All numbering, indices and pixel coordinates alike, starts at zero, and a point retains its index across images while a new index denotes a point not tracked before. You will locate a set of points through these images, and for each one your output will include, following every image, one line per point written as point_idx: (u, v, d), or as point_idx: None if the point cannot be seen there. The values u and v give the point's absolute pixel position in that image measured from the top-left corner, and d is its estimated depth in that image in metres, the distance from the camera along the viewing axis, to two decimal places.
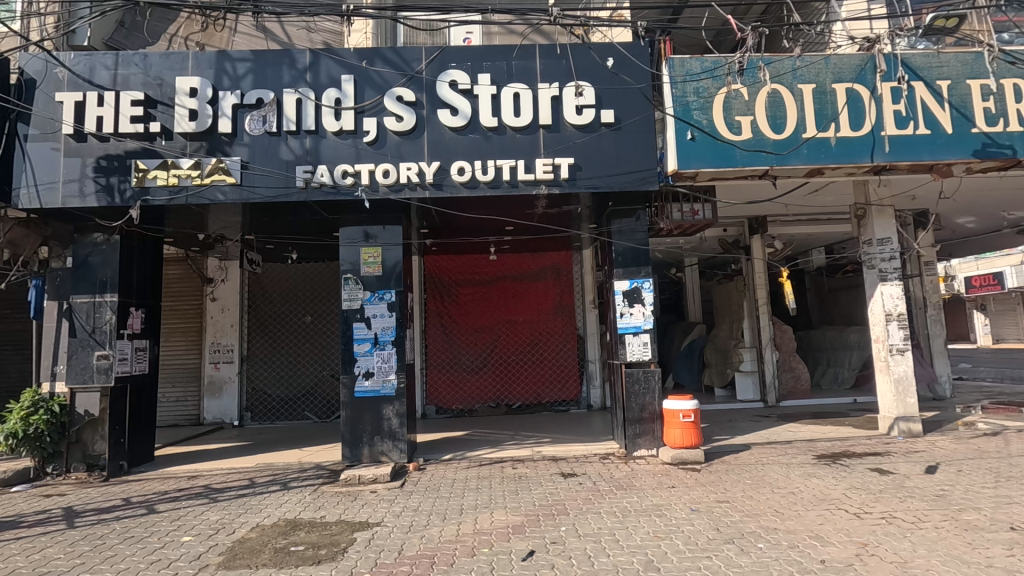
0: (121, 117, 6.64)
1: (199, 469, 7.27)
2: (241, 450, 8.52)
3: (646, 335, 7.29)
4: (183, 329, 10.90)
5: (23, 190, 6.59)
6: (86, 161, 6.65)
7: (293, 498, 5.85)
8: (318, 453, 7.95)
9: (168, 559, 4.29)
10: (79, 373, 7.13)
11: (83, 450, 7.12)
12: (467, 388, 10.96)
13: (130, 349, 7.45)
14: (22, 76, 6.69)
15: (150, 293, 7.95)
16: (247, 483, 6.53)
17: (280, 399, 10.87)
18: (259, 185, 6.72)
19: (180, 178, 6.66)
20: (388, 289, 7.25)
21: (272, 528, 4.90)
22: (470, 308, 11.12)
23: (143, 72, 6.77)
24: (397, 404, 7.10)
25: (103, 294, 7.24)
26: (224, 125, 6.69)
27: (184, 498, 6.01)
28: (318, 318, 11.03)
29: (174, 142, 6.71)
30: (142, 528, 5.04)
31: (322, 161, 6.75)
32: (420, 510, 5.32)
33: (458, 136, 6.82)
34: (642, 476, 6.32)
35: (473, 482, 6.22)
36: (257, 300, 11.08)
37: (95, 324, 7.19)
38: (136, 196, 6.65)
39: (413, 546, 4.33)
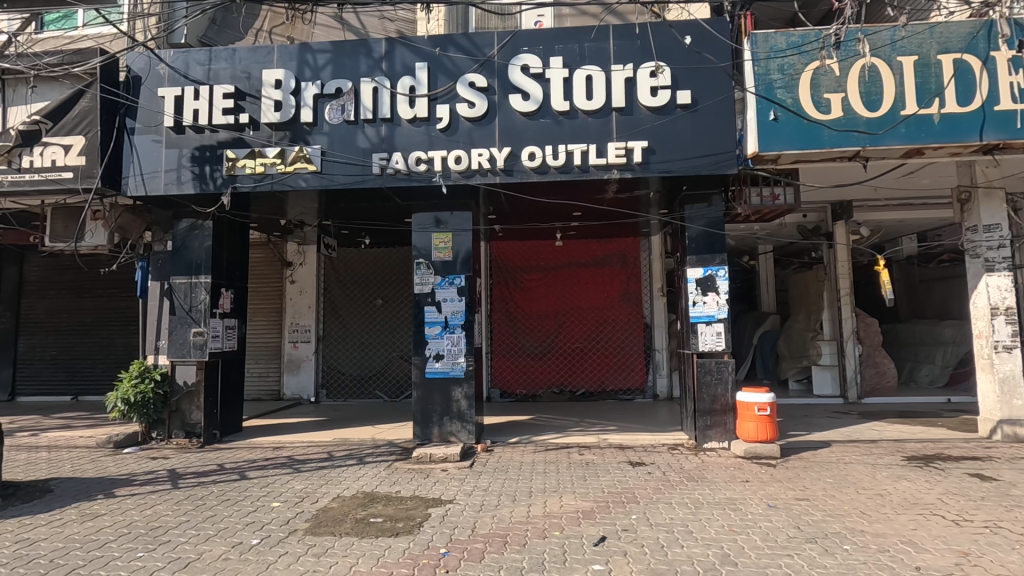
0: (214, 110, 7.08)
1: (282, 441, 7.76)
2: (319, 425, 9.00)
3: (720, 324, 7.04)
4: (266, 310, 11.60)
5: (130, 179, 7.18)
6: (184, 151, 7.14)
7: (369, 473, 6.14)
8: (390, 431, 8.29)
9: (260, 522, 4.62)
10: (179, 348, 7.75)
11: (181, 418, 7.73)
12: (531, 374, 11.04)
13: (221, 327, 8.01)
14: (130, 74, 7.27)
15: (239, 275, 8.50)
16: (326, 456, 6.91)
17: (354, 377, 11.38)
18: (337, 172, 6.99)
19: (266, 166, 7.03)
20: (458, 274, 7.37)
21: (351, 500, 5.16)
22: (535, 295, 11.15)
23: (232, 66, 7.17)
24: (466, 386, 7.25)
25: (198, 276, 7.80)
26: (306, 115, 6.99)
27: (271, 467, 6.45)
28: (389, 301, 11.43)
29: (261, 132, 7.08)
30: (236, 493, 5.46)
31: (397, 148, 6.93)
32: (490, 490, 5.45)
33: (529, 121, 6.80)
34: (714, 468, 6.16)
35: (540, 466, 6.29)
36: (332, 284, 11.58)
37: (192, 303, 7.77)
38: (226, 183, 7.08)
39: (485, 525, 4.44)
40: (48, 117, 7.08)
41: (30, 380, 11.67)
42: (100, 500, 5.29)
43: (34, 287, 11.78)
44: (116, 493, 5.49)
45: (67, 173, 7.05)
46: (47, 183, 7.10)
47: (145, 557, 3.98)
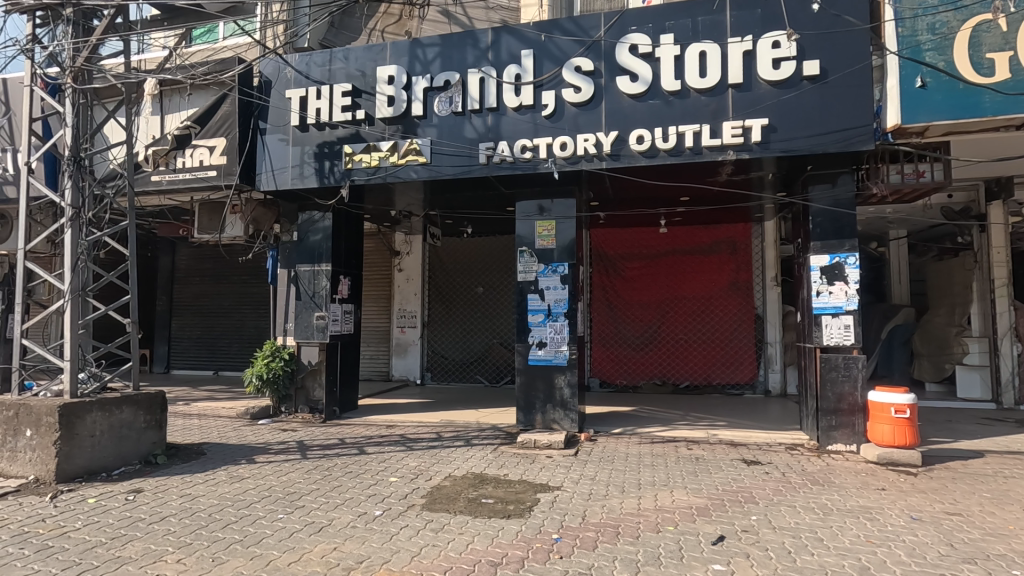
0: (334, 107, 7.54)
1: (394, 420, 8.21)
2: (426, 406, 9.43)
3: (848, 317, 6.42)
4: (376, 296, 12.29)
5: (263, 175, 7.86)
6: (308, 148, 7.69)
7: (476, 454, 6.32)
8: (493, 416, 8.49)
9: (381, 495, 4.92)
10: (304, 330, 8.44)
11: (306, 395, 8.45)
12: (632, 364, 10.78)
13: (340, 311, 8.59)
14: (262, 78, 7.94)
15: (355, 263, 9.08)
16: (435, 436, 7.22)
17: (456, 362, 11.77)
18: (446, 163, 7.19)
19: (380, 159, 7.40)
20: (561, 262, 7.33)
21: (463, 480, 5.34)
22: (636, 284, 10.85)
23: (349, 65, 7.57)
24: (570, 374, 7.21)
25: (320, 264, 8.42)
26: (417, 108, 7.26)
27: (386, 443, 6.86)
28: (489, 289, 11.69)
29: (375, 127, 7.46)
30: (357, 466, 5.87)
31: (503, 137, 6.99)
32: (598, 479, 5.40)
33: (637, 103, 6.57)
34: (841, 472, 5.66)
35: (647, 459, 6.13)
36: (436, 272, 12.03)
37: (315, 289, 8.40)
38: (344, 176, 7.54)
39: (596, 514, 4.41)
40: (196, 121, 7.91)
41: (180, 355, 13.30)
42: (243, 464, 5.91)
43: (183, 274, 13.35)
44: (256, 460, 6.11)
45: (212, 171, 7.86)
46: (196, 181, 7.97)
47: (286, 519, 4.38)
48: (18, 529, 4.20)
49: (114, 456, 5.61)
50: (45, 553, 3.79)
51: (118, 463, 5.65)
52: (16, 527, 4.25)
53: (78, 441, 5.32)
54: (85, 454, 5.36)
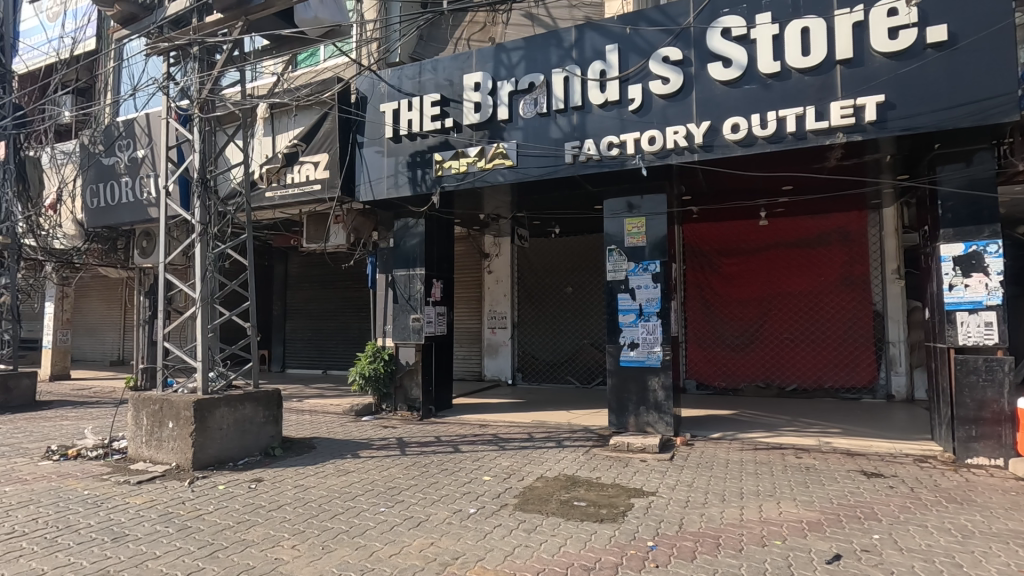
0: (424, 118, 7.83)
1: (487, 419, 8.39)
2: (518, 406, 9.54)
3: (990, 313, 5.64)
4: (467, 298, 12.62)
5: (362, 186, 8.35)
6: (401, 158, 8.06)
7: (568, 456, 6.28)
8: (585, 417, 8.41)
9: (475, 493, 5.04)
10: (401, 331, 8.85)
11: (404, 394, 8.84)
12: (732, 365, 10.20)
13: (434, 313, 8.92)
14: (359, 95, 8.43)
15: (447, 266, 9.37)
16: (527, 436, 7.28)
17: (547, 362, 11.79)
18: (532, 164, 7.23)
19: (468, 165, 7.58)
20: (653, 260, 7.10)
21: (555, 481, 5.33)
22: (735, 280, 10.26)
23: (437, 76, 7.84)
24: (664, 376, 6.96)
25: (415, 268, 8.79)
26: (502, 112, 7.36)
27: (480, 442, 7.02)
28: (578, 288, 11.60)
29: (463, 134, 7.66)
30: (453, 463, 6.05)
31: (588, 135, 6.90)
32: (695, 486, 5.16)
33: (731, 89, 6.22)
34: (984, 490, 4.98)
35: (750, 466, 5.76)
36: (524, 273, 12.13)
37: (411, 292, 8.79)
38: (435, 184, 7.82)
39: (694, 523, 4.21)
40: (303, 140, 8.61)
41: (294, 355, 14.47)
42: (350, 458, 6.32)
43: (295, 280, 14.53)
44: (361, 454, 6.50)
45: (317, 185, 8.48)
46: (304, 195, 8.63)
47: (387, 512, 4.61)
48: (164, 509, 4.77)
49: (238, 448, 6.20)
50: (185, 532, 4.27)
51: (242, 453, 6.24)
52: (162, 507, 4.82)
53: (209, 433, 5.95)
54: (215, 445, 5.98)
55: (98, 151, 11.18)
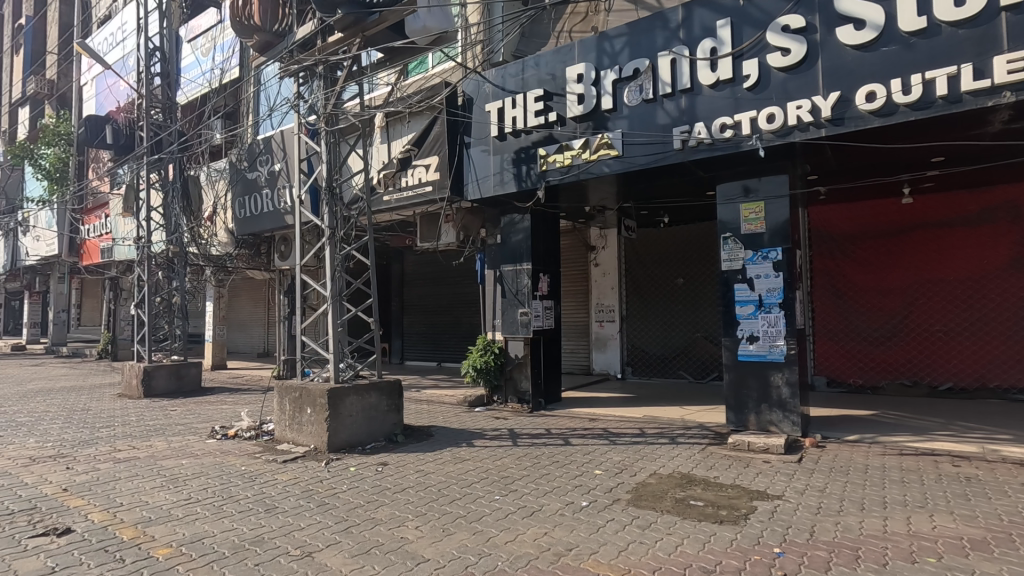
0: (528, 114, 7.91)
1: (597, 413, 8.33)
2: (628, 400, 9.37)
3: None
4: (574, 291, 12.58)
5: (470, 185, 8.64)
6: (506, 155, 8.22)
7: (683, 453, 6.06)
8: (700, 413, 8.05)
9: (587, 486, 5.04)
10: (510, 326, 9.05)
11: (514, 386, 9.05)
12: (869, 361, 9.22)
13: (541, 307, 9.02)
14: (465, 97, 8.72)
15: (553, 260, 9.42)
16: (639, 432, 7.13)
17: (657, 356, 11.44)
18: (638, 153, 7.03)
19: (573, 158, 7.55)
20: (773, 247, 6.60)
21: (669, 479, 5.17)
22: (871, 266, 9.25)
23: (540, 71, 7.88)
24: (788, 372, 6.47)
25: (522, 263, 8.94)
26: (606, 102, 7.23)
27: (590, 436, 7.00)
28: (690, 280, 11.12)
29: (567, 127, 7.63)
30: (563, 456, 6.09)
31: (699, 118, 6.57)
32: (828, 492, 4.74)
33: (864, 54, 5.59)
34: None
35: (894, 473, 5.18)
36: (632, 265, 11.84)
37: (518, 287, 8.96)
38: (540, 178, 7.88)
39: (827, 531, 3.88)
40: (415, 144, 9.09)
41: (412, 348, 15.38)
42: (465, 447, 6.61)
43: (410, 277, 15.41)
44: (475, 444, 6.77)
45: (428, 186, 8.91)
46: (417, 197, 9.12)
47: (501, 500, 4.76)
48: (305, 486, 5.32)
49: (366, 433, 6.75)
50: (324, 507, 4.73)
51: (370, 438, 6.78)
52: (304, 485, 5.38)
53: (341, 418, 6.52)
54: (346, 430, 6.55)
55: (243, 167, 12.65)
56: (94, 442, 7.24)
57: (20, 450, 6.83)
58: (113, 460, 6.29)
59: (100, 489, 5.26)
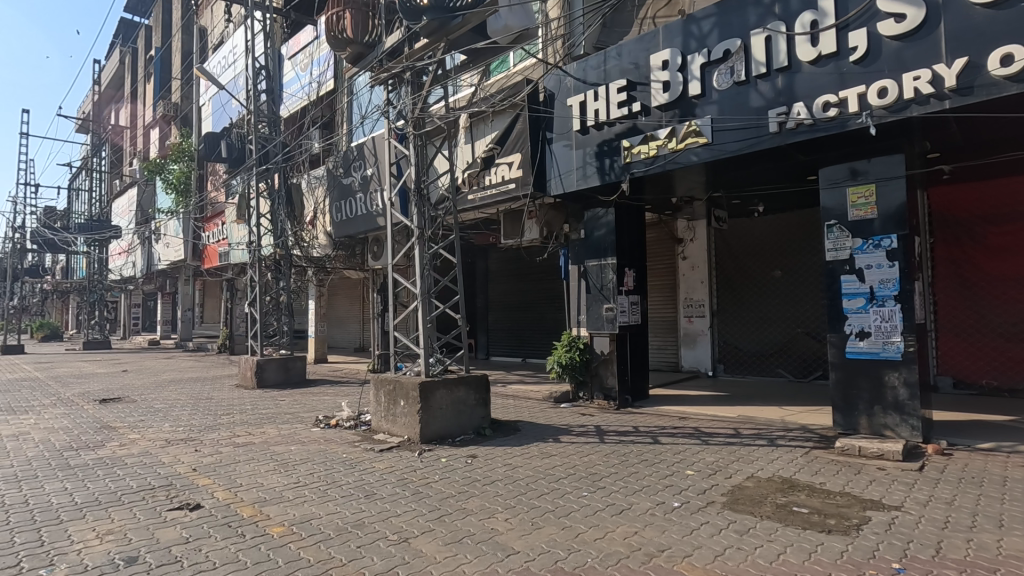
0: (611, 105, 7.76)
1: (688, 412, 8.03)
2: (721, 399, 8.94)
3: None
4: (661, 286, 12.20)
5: (553, 180, 8.63)
6: (589, 149, 8.12)
7: (784, 457, 5.69)
8: (802, 415, 7.52)
9: (678, 487, 4.87)
10: (595, 321, 8.94)
11: (600, 382, 8.94)
12: (1005, 360, 8.16)
13: (627, 303, 8.82)
14: (546, 92, 8.71)
15: (638, 254, 9.19)
16: (734, 432, 6.79)
17: (752, 353, 10.83)
18: (729, 139, 6.68)
19: (659, 148, 7.31)
20: (886, 234, 6.02)
21: (768, 483, 4.88)
22: (1007, 253, 8.17)
23: (622, 61, 7.69)
24: (905, 371, 5.87)
25: (606, 258, 8.80)
26: (694, 88, 6.93)
27: (681, 435, 6.76)
28: (788, 272, 10.42)
29: (652, 116, 7.40)
30: (653, 455, 5.94)
31: (797, 98, 6.12)
32: (957, 505, 4.25)
33: (997, 13, 4.94)
34: None
35: None
36: (723, 257, 11.29)
37: (603, 282, 8.83)
38: (624, 171, 7.71)
39: (958, 550, 3.48)
40: (498, 143, 9.22)
41: (497, 344, 15.64)
42: (552, 442, 6.63)
43: (495, 274, 15.67)
44: (562, 439, 6.77)
45: (512, 184, 9.00)
46: (501, 194, 9.24)
47: (590, 497, 4.73)
48: (400, 475, 5.58)
49: (456, 426, 6.96)
50: (418, 496, 4.93)
51: (459, 431, 6.98)
52: (399, 473, 5.64)
53: (432, 411, 6.77)
54: (436, 422, 6.79)
55: (339, 173, 13.47)
56: (217, 427, 8.02)
57: (158, 433, 7.72)
58: (233, 445, 6.95)
59: (223, 470, 5.82)
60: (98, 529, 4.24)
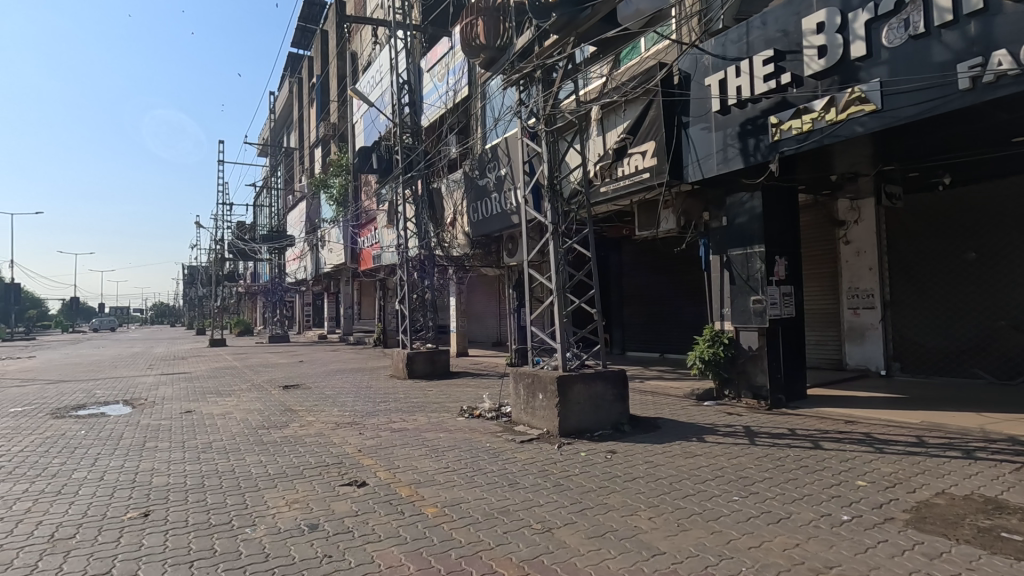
0: (755, 80, 7.15)
1: (855, 416, 7.14)
2: (897, 402, 7.82)
3: None
4: (819, 274, 10.99)
5: (690, 166, 8.20)
6: (731, 130, 7.57)
7: (986, 472, 4.82)
8: (1010, 424, 6.30)
9: (847, 498, 4.36)
10: (741, 315, 8.33)
11: (748, 380, 8.31)
12: None
13: (778, 294, 8.09)
14: (682, 74, 8.29)
15: (792, 241, 8.37)
16: (916, 440, 5.90)
17: (938, 350, 9.32)
18: (904, 103, 5.81)
19: (814, 121, 6.58)
20: None
21: (965, 502, 4.17)
22: None
23: (768, 30, 7.04)
24: None
25: (752, 246, 8.15)
26: (857, 49, 6.14)
27: (848, 441, 6.03)
28: (987, 254, 8.80)
29: (805, 87, 6.68)
30: (814, 461, 5.38)
31: (997, 45, 5.13)
32: None
33: None
34: None
35: None
36: (898, 240, 9.85)
37: (749, 273, 8.19)
38: (772, 150, 7.07)
39: None
40: (631, 133, 8.99)
41: (633, 339, 15.28)
42: (696, 442, 6.31)
43: (629, 267, 15.32)
44: (707, 439, 6.42)
45: (645, 173, 8.71)
46: (634, 185, 8.99)
47: (741, 502, 4.42)
48: (541, 466, 5.70)
49: (594, 421, 6.93)
50: (559, 488, 5.00)
51: (598, 425, 6.95)
52: (540, 465, 5.77)
53: (570, 405, 6.82)
54: (575, 416, 6.83)
55: (475, 175, 14.11)
56: (376, 414, 8.87)
57: (329, 417, 8.75)
58: (390, 430, 7.64)
59: (383, 453, 6.43)
60: (287, 498, 4.92)
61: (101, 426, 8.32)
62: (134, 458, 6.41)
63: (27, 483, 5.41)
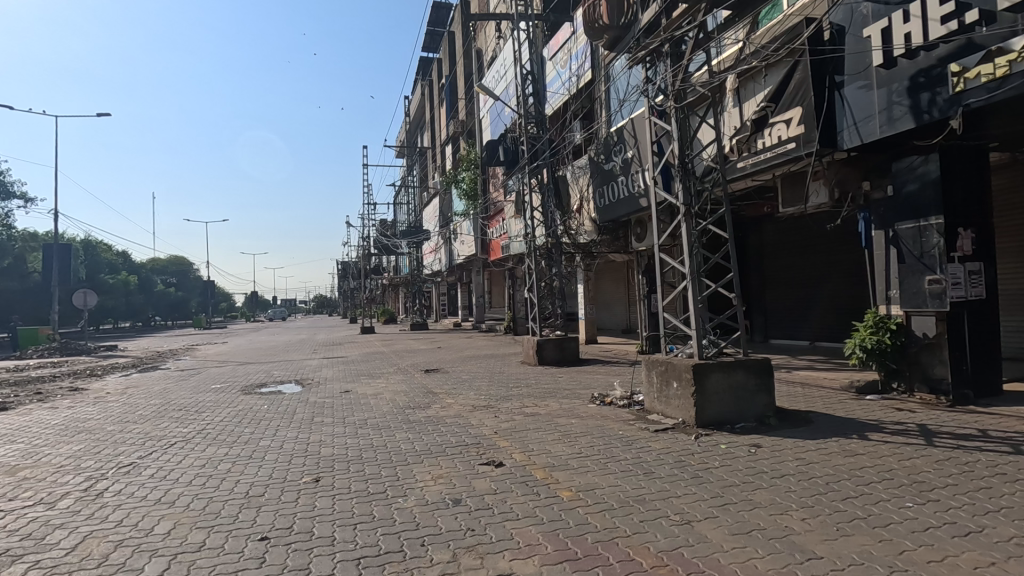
0: (930, 23, 6.13)
1: None
2: None
3: None
4: (1018, 248, 9.22)
5: (846, 131, 7.30)
6: (897, 85, 6.60)
7: None
8: None
9: None
10: (913, 298, 7.27)
11: (922, 372, 7.28)
12: None
13: (962, 272, 6.91)
14: (833, 28, 7.37)
15: (980, 209, 7.11)
16: None
17: None
18: None
19: (1011, 64, 5.49)
20: None
21: None
22: None
23: None
24: None
25: (927, 218, 7.05)
26: None
27: None
28: None
29: (998, 24, 5.59)
30: (1013, 468, 4.56)
31: None
32: None
33: None
34: None
35: None
36: None
37: (923, 248, 7.10)
38: (953, 104, 6.03)
39: None
40: (772, 100, 8.22)
41: (778, 326, 14.07)
42: (857, 440, 5.67)
43: (771, 248, 14.09)
44: (871, 437, 5.73)
45: (791, 144, 7.94)
46: (778, 157, 8.24)
47: (917, 509, 3.89)
48: (678, 457, 5.50)
49: (735, 412, 6.52)
50: (698, 480, 4.79)
51: (739, 417, 6.53)
52: (677, 455, 5.56)
53: (708, 395, 6.48)
54: (713, 406, 6.48)
55: (601, 159, 13.89)
56: (510, 398, 9.18)
57: (467, 399, 9.23)
58: (524, 414, 7.88)
59: (518, 436, 6.65)
60: (433, 473, 5.31)
61: (279, 402, 9.62)
62: (305, 431, 7.32)
63: (226, 448, 6.44)
